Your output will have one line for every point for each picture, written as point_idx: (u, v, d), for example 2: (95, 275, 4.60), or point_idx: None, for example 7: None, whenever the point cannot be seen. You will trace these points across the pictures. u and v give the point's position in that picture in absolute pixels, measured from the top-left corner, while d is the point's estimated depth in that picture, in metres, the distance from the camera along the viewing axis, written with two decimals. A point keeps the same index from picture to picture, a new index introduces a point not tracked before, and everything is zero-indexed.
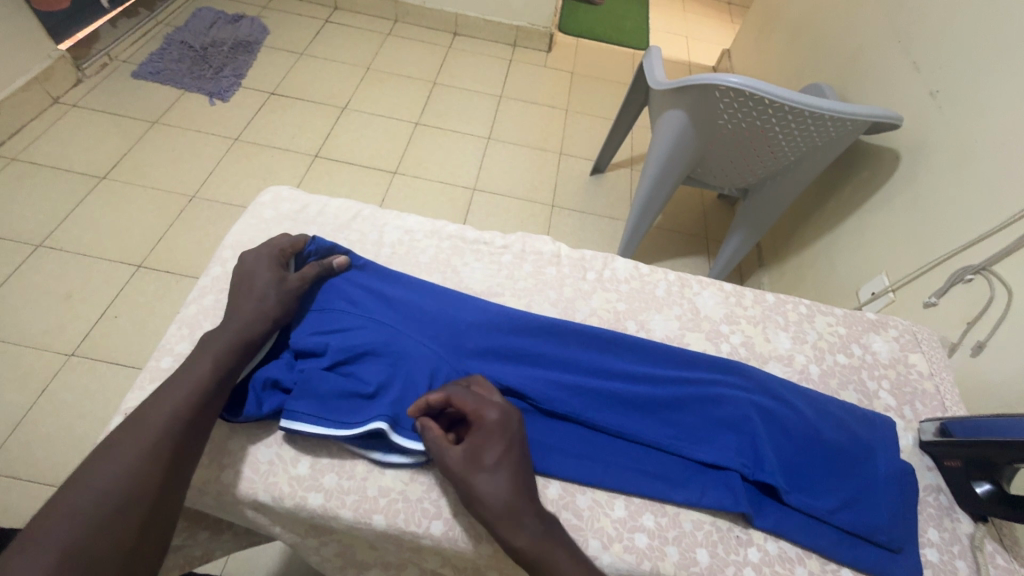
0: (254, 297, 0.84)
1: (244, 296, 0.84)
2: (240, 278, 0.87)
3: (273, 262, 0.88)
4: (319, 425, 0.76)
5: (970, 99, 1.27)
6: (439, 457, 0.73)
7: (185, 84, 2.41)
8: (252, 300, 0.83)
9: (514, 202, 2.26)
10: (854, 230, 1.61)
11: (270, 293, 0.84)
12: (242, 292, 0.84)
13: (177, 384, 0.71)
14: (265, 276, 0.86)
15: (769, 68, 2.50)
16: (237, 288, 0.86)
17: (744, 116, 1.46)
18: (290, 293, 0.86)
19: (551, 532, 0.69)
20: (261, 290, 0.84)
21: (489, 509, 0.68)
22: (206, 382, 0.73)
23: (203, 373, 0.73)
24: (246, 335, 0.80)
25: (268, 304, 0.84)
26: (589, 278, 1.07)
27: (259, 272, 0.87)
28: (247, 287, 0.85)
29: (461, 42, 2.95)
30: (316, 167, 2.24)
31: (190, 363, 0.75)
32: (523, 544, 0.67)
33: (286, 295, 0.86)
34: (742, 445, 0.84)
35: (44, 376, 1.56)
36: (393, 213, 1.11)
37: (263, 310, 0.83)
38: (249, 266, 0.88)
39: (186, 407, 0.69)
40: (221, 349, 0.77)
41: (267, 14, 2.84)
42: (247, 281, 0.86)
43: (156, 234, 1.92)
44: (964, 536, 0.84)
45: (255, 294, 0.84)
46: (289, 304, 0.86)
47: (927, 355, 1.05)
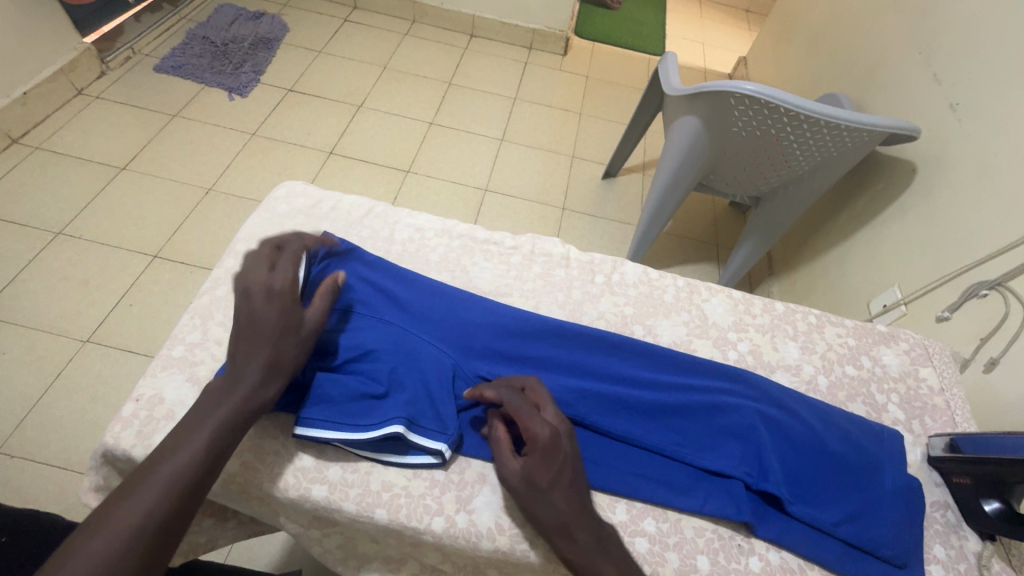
0: (265, 344, 0.71)
1: (249, 340, 0.71)
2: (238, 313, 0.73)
3: (281, 295, 0.75)
4: (334, 427, 0.75)
5: (990, 112, 1.25)
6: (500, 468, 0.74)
7: (205, 79, 2.45)
8: (259, 348, 0.71)
9: (525, 204, 2.27)
10: (867, 242, 1.60)
11: (285, 339, 0.72)
12: (245, 332, 0.71)
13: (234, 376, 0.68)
14: (274, 315, 0.73)
15: (785, 76, 2.48)
16: (236, 330, 0.72)
17: (759, 123, 1.45)
18: (307, 337, 0.75)
19: (602, 549, 0.68)
20: (272, 333, 0.72)
21: (544, 525, 0.68)
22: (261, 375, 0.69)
23: (195, 456, 0.61)
24: (258, 395, 0.68)
25: (283, 353, 0.72)
26: (598, 281, 1.07)
27: (264, 309, 0.73)
28: (253, 328, 0.72)
29: (477, 44, 2.97)
30: (330, 164, 2.26)
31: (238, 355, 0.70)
32: (575, 559, 0.67)
33: (304, 340, 0.75)
34: (747, 454, 0.84)
35: (59, 361, 1.59)
36: (405, 211, 1.12)
37: (277, 360, 0.71)
38: (247, 295, 0.74)
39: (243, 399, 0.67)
40: (226, 414, 0.65)
41: (287, 12, 2.88)
42: (250, 319, 0.72)
43: (171, 225, 1.95)
44: (971, 554, 0.83)
45: (263, 341, 0.71)
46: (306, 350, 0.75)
47: (938, 370, 1.04)
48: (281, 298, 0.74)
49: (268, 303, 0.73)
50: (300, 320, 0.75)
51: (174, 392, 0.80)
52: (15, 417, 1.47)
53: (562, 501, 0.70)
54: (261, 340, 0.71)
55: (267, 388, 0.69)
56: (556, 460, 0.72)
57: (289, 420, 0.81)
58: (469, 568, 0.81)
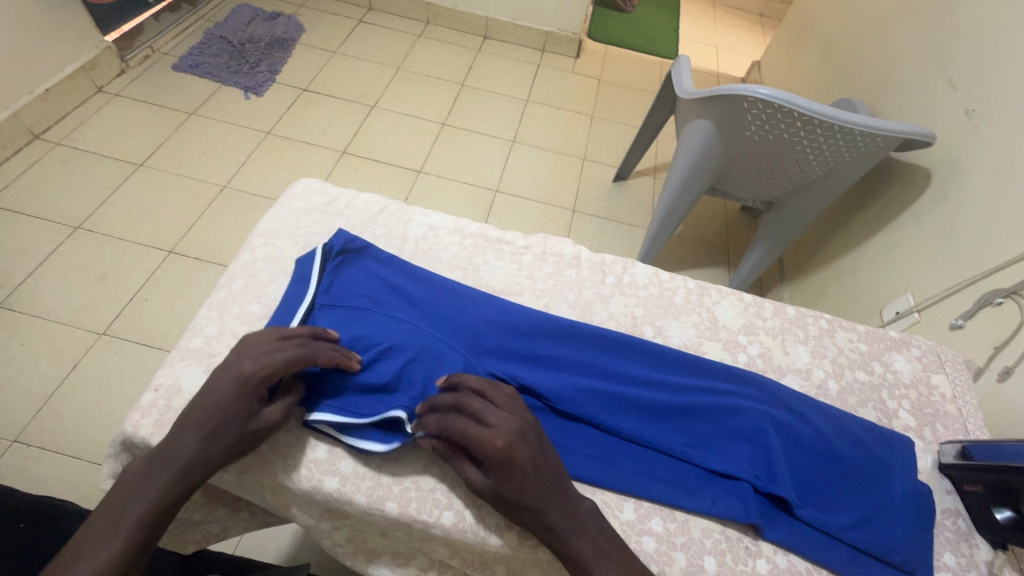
0: (204, 429, 0.69)
1: (195, 414, 0.71)
2: (209, 385, 0.74)
3: (250, 382, 0.73)
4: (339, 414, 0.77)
5: (1006, 118, 1.24)
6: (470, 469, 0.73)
7: (222, 78, 2.49)
8: (195, 434, 0.69)
9: (535, 205, 2.28)
10: (881, 247, 1.59)
11: (223, 432, 0.70)
12: (200, 404, 0.71)
13: (202, 403, 0.71)
14: (230, 403, 0.72)
15: (799, 81, 2.47)
16: (198, 398, 0.72)
17: (772, 127, 1.45)
18: (246, 437, 0.71)
19: (583, 528, 0.70)
20: (214, 416, 0.70)
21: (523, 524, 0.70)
22: (225, 402, 0.71)
23: (109, 555, 0.61)
24: (201, 460, 0.68)
25: (214, 449, 0.69)
26: (608, 282, 1.07)
27: (226, 391, 0.72)
28: (206, 407, 0.71)
29: (490, 46, 2.99)
30: (343, 163, 2.29)
31: (214, 381, 0.74)
32: (556, 544, 0.69)
33: (241, 441, 0.71)
34: (756, 457, 0.84)
35: (76, 352, 1.62)
36: (418, 209, 1.13)
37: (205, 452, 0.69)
38: (229, 368, 0.75)
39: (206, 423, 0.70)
40: (148, 505, 0.65)
41: (303, 12, 2.92)
42: (212, 398, 0.72)
43: (187, 221, 1.98)
44: (982, 563, 0.82)
45: (206, 428, 0.70)
46: (238, 451, 0.71)
47: (951, 377, 1.03)
48: (245, 387, 0.73)
49: (234, 387, 0.72)
50: (246, 418, 0.72)
51: (192, 383, 0.82)
52: (33, 406, 1.51)
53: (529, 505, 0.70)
54: (201, 423, 0.70)
55: (189, 480, 0.68)
56: (528, 453, 0.72)
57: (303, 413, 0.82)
58: (477, 564, 0.81)
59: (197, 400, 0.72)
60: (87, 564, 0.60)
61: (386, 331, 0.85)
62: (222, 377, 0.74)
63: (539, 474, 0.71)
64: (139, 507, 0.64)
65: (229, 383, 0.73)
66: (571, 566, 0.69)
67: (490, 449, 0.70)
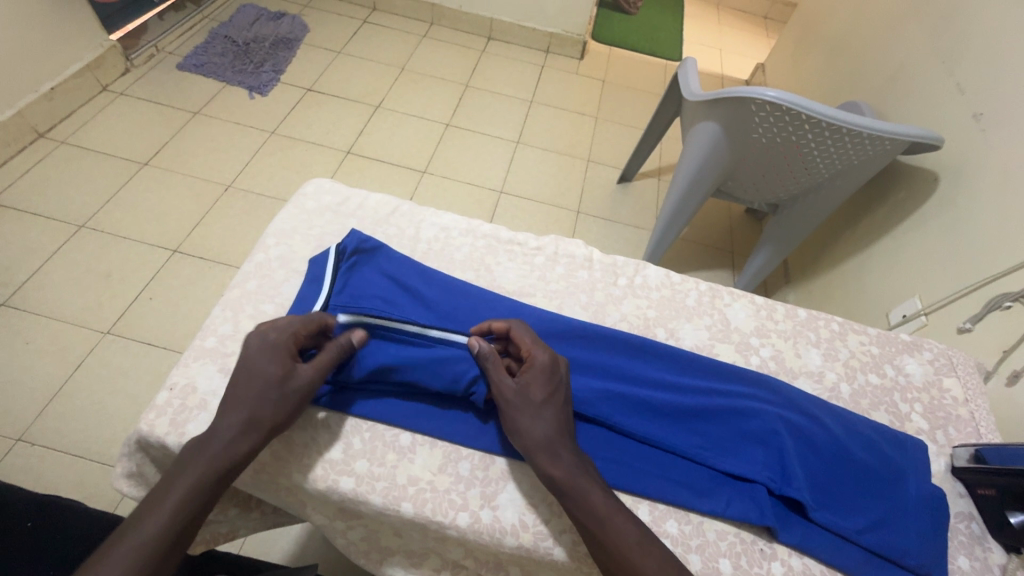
0: (250, 398, 0.71)
1: (237, 388, 0.72)
2: (238, 364, 0.75)
3: (284, 348, 0.76)
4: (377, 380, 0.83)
5: (1014, 122, 1.24)
6: (494, 381, 0.78)
7: (227, 77, 2.49)
8: (241, 404, 0.71)
9: (540, 206, 2.28)
10: (888, 250, 1.59)
11: (272, 395, 0.72)
12: (237, 379, 0.73)
13: (240, 378, 0.73)
14: (269, 369, 0.73)
15: (805, 83, 2.47)
16: (232, 377, 0.73)
17: (779, 130, 1.45)
18: (286, 399, 0.73)
19: (585, 468, 0.73)
20: (257, 385, 0.72)
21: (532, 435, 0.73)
22: (261, 368, 0.73)
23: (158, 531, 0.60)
24: (246, 434, 0.69)
25: (262, 415, 0.71)
26: (620, 283, 1.07)
27: (262, 361, 0.74)
28: (247, 379, 0.73)
29: (494, 47, 2.99)
30: (347, 163, 2.29)
31: (244, 356, 0.75)
32: (551, 468, 0.71)
33: (290, 400, 0.73)
34: (770, 459, 0.84)
35: (81, 351, 1.62)
36: (430, 210, 1.13)
37: (255, 419, 0.70)
38: (255, 339, 0.76)
39: (249, 399, 0.71)
40: (188, 486, 0.64)
41: (308, 12, 2.92)
42: (247, 372, 0.73)
43: (192, 221, 1.98)
44: (995, 567, 0.82)
45: (246, 401, 0.71)
46: (288, 413, 0.73)
47: (962, 381, 1.03)
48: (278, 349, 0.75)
49: (267, 352, 0.75)
50: (286, 376, 0.74)
51: (206, 382, 0.82)
52: (38, 405, 1.51)
53: (546, 418, 0.75)
54: (245, 394, 0.71)
55: (237, 452, 0.68)
56: (550, 382, 0.78)
57: (317, 413, 0.82)
58: (491, 565, 0.81)
59: (234, 376, 0.73)
60: (135, 542, 0.59)
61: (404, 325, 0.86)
62: (250, 352, 0.75)
63: (560, 400, 0.78)
64: (179, 488, 0.63)
65: (261, 354, 0.74)
66: (567, 497, 0.70)
67: (532, 361, 0.79)
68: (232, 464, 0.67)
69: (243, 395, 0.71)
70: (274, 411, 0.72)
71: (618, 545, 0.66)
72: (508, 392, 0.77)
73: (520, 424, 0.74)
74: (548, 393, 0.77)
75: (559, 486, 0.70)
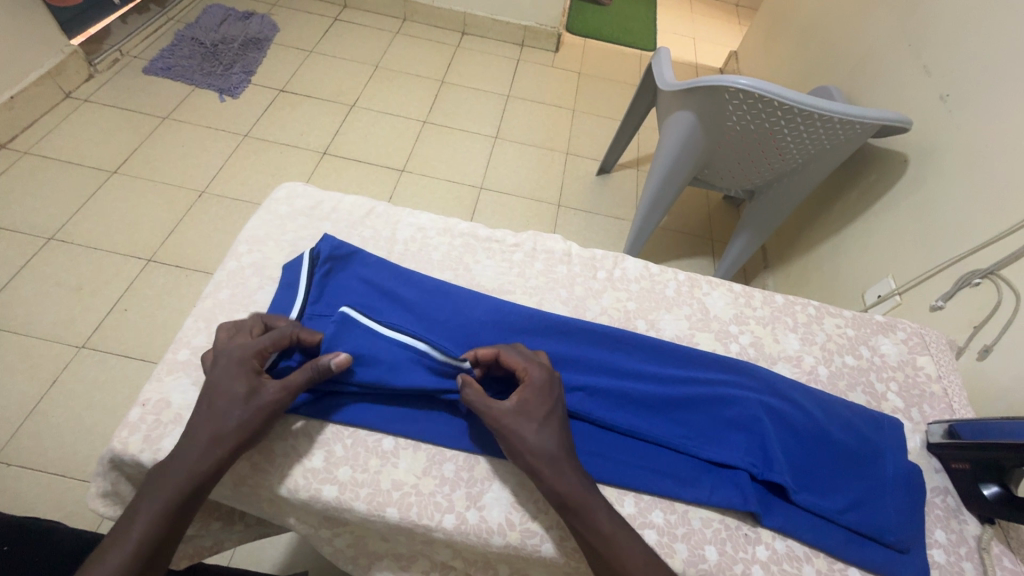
0: (216, 413, 0.71)
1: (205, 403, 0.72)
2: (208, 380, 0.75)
3: (246, 363, 0.75)
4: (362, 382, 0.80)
5: (980, 102, 1.27)
6: (491, 403, 0.75)
7: (196, 80, 2.43)
8: (208, 419, 0.71)
9: (521, 201, 2.27)
10: (862, 232, 1.61)
11: (236, 410, 0.71)
12: (206, 394, 0.73)
13: (210, 394, 0.73)
14: (234, 386, 0.73)
15: (777, 70, 2.50)
16: (201, 395, 0.73)
17: (753, 117, 1.46)
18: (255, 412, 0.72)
19: (587, 484, 0.73)
20: (221, 400, 0.72)
21: (536, 456, 0.72)
22: (229, 386, 0.73)
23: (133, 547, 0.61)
24: (215, 449, 0.69)
25: (228, 430, 0.70)
26: (600, 277, 1.07)
27: (228, 377, 0.74)
28: (214, 395, 0.72)
29: (469, 42, 2.96)
30: (324, 164, 2.25)
31: (214, 373, 0.75)
32: (562, 489, 0.71)
33: (255, 415, 0.72)
34: (752, 445, 0.85)
35: (55, 367, 1.58)
36: (406, 210, 1.12)
37: (220, 435, 0.70)
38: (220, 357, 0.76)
39: (217, 413, 0.71)
40: (161, 501, 0.65)
41: (277, 11, 2.86)
42: (214, 387, 0.73)
43: (166, 229, 1.93)
44: (971, 538, 0.84)
45: (214, 416, 0.71)
46: (258, 426, 0.72)
47: (935, 358, 1.05)
48: (240, 364, 0.74)
49: (231, 368, 0.74)
50: (252, 391, 0.73)
51: (180, 396, 0.80)
52: (12, 424, 1.46)
53: (549, 438, 0.74)
54: (211, 410, 0.71)
55: (202, 471, 0.67)
56: (548, 400, 0.77)
57: (297, 421, 0.81)
58: (480, 564, 0.81)
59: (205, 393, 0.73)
60: (112, 560, 0.61)
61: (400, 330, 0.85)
62: (218, 368, 0.75)
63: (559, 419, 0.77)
64: (149, 506, 0.64)
65: (227, 369, 0.74)
66: (574, 516, 0.70)
67: (530, 378, 0.78)
68: (198, 483, 0.67)
69: (210, 412, 0.71)
70: (241, 424, 0.71)
71: (629, 559, 0.67)
72: (506, 412, 0.75)
73: (526, 447, 0.73)
74: (549, 412, 0.76)
75: (568, 507, 0.70)
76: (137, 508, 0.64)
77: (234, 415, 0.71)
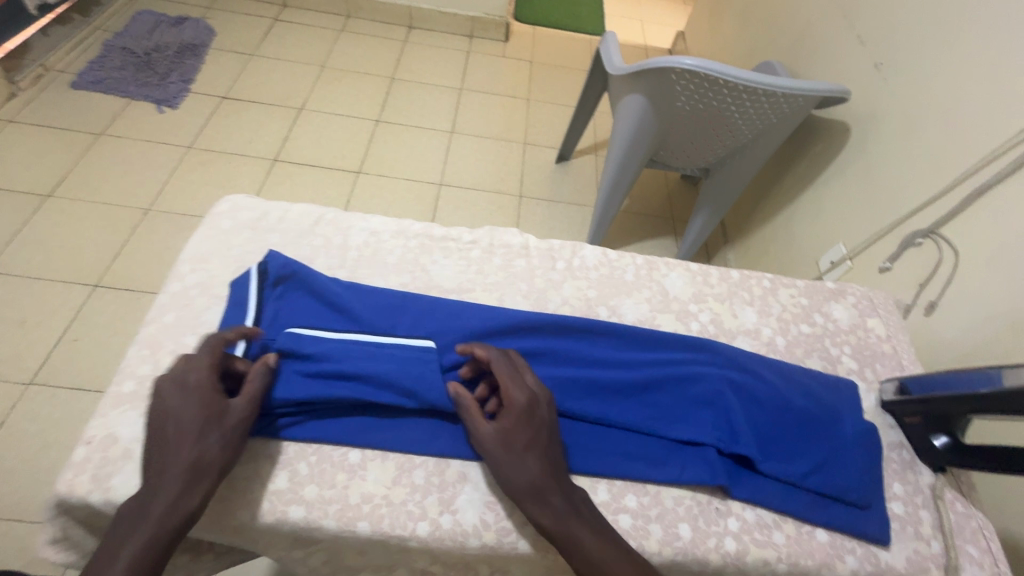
0: (187, 442, 0.68)
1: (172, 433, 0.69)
2: (155, 414, 0.71)
3: (201, 386, 0.72)
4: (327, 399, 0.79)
5: (911, 69, 1.31)
6: (473, 431, 0.77)
7: (130, 92, 2.31)
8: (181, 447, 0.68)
9: (482, 195, 2.25)
10: (811, 201, 1.67)
11: (209, 434, 0.70)
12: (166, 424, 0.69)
13: (173, 425, 0.69)
14: (200, 412, 0.70)
15: (722, 48, 2.54)
16: (157, 430, 0.70)
17: (700, 96, 1.48)
18: (232, 433, 0.71)
19: (573, 510, 0.71)
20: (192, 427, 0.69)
21: (516, 485, 0.72)
22: (193, 413, 0.70)
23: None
24: (197, 476, 0.67)
25: (208, 456, 0.69)
26: (559, 267, 1.07)
27: (183, 405, 0.71)
28: (171, 428, 0.69)
29: (416, 36, 2.90)
30: (275, 171, 2.17)
31: (168, 403, 0.71)
32: (542, 519, 0.70)
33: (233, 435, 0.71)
34: (717, 420, 0.87)
35: (2, 408, 1.48)
36: (357, 215, 1.09)
37: (199, 463, 0.68)
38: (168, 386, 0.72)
39: (192, 442, 0.68)
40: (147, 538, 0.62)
41: (212, 15, 2.73)
42: (170, 418, 0.70)
43: (111, 251, 1.84)
44: (926, 487, 0.89)
45: (187, 445, 0.68)
46: (235, 448, 0.71)
47: (884, 319, 1.10)
48: (198, 389, 0.72)
49: (189, 395, 0.71)
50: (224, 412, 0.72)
51: (129, 430, 0.76)
52: None
53: (530, 465, 0.73)
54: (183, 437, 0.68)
55: (188, 503, 0.65)
56: (529, 424, 0.76)
57: (257, 444, 0.78)
58: (460, 567, 0.81)
59: (163, 426, 0.70)
60: None
61: (365, 342, 0.85)
62: (165, 399, 0.71)
63: (546, 442, 0.76)
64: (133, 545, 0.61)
65: (181, 397, 0.71)
66: (558, 544, 0.69)
67: (513, 400, 0.77)
68: (185, 516, 0.65)
69: (179, 440, 0.68)
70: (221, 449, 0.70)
71: None
72: (488, 438, 0.75)
73: (500, 471, 0.73)
74: (530, 437, 0.75)
75: (552, 538, 0.69)
76: (122, 547, 0.61)
77: (211, 438, 0.70)
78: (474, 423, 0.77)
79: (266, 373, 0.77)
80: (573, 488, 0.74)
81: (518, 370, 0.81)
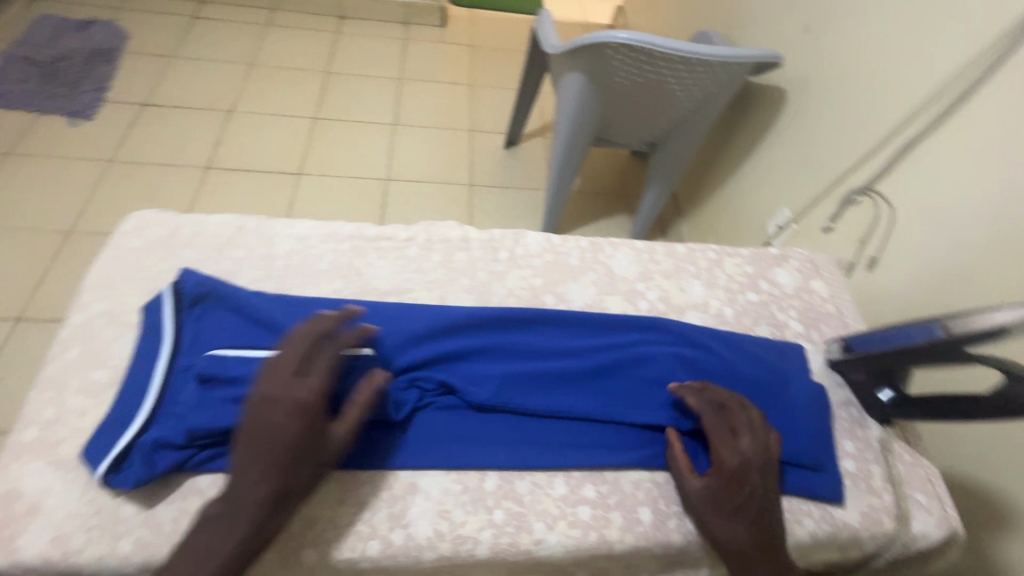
0: (280, 474, 0.64)
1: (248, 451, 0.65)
2: (251, 431, 0.65)
3: (310, 406, 0.68)
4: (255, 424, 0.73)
5: (840, 30, 1.32)
6: (681, 484, 0.79)
7: (37, 105, 2.11)
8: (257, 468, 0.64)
9: (431, 187, 2.18)
10: (752, 169, 1.68)
11: (305, 467, 0.66)
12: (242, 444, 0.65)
13: (263, 451, 0.65)
14: (299, 437, 0.66)
15: (660, 20, 2.52)
16: (245, 450, 0.65)
17: (636, 70, 1.46)
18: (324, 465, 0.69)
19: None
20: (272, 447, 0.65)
21: (726, 546, 0.73)
22: (295, 437, 0.66)
23: None
24: (264, 516, 0.63)
25: (298, 485, 0.66)
26: (502, 258, 1.03)
27: (286, 427, 0.66)
28: (269, 449, 0.65)
29: (350, 25, 2.76)
30: (210, 180, 2.04)
31: (259, 419, 0.66)
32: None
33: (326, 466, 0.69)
34: (672, 399, 0.86)
35: None
36: (283, 221, 1.02)
37: (287, 492, 0.65)
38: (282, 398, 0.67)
39: (268, 480, 0.64)
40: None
41: (124, 15, 2.52)
42: (269, 439, 0.65)
43: (30, 280, 1.69)
44: (875, 442, 0.92)
45: (274, 481, 0.64)
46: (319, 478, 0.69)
47: (826, 280, 1.12)
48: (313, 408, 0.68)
49: (296, 415, 0.67)
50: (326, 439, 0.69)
51: (33, 482, 0.69)
52: None
53: (742, 531, 0.73)
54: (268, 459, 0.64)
55: (226, 549, 0.61)
56: (740, 489, 0.74)
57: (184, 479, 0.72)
58: None
59: (250, 448, 0.65)
60: None
61: None
62: (273, 416, 0.66)
63: (765, 508, 0.74)
64: None
65: (288, 417, 0.66)
66: None
67: (726, 463, 0.76)
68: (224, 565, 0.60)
69: (276, 468, 0.64)
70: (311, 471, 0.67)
71: None
72: (698, 495, 0.76)
73: (711, 529, 0.75)
74: (740, 504, 0.74)
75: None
76: None
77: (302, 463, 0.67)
78: (682, 477, 0.78)
79: (374, 387, 0.75)
80: (783, 554, 0.74)
81: (740, 426, 0.78)
